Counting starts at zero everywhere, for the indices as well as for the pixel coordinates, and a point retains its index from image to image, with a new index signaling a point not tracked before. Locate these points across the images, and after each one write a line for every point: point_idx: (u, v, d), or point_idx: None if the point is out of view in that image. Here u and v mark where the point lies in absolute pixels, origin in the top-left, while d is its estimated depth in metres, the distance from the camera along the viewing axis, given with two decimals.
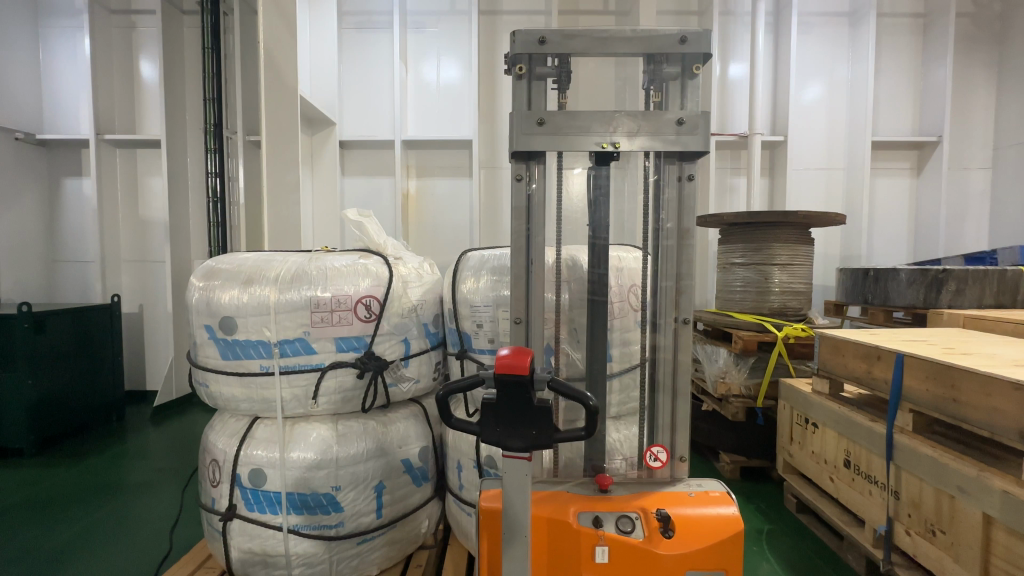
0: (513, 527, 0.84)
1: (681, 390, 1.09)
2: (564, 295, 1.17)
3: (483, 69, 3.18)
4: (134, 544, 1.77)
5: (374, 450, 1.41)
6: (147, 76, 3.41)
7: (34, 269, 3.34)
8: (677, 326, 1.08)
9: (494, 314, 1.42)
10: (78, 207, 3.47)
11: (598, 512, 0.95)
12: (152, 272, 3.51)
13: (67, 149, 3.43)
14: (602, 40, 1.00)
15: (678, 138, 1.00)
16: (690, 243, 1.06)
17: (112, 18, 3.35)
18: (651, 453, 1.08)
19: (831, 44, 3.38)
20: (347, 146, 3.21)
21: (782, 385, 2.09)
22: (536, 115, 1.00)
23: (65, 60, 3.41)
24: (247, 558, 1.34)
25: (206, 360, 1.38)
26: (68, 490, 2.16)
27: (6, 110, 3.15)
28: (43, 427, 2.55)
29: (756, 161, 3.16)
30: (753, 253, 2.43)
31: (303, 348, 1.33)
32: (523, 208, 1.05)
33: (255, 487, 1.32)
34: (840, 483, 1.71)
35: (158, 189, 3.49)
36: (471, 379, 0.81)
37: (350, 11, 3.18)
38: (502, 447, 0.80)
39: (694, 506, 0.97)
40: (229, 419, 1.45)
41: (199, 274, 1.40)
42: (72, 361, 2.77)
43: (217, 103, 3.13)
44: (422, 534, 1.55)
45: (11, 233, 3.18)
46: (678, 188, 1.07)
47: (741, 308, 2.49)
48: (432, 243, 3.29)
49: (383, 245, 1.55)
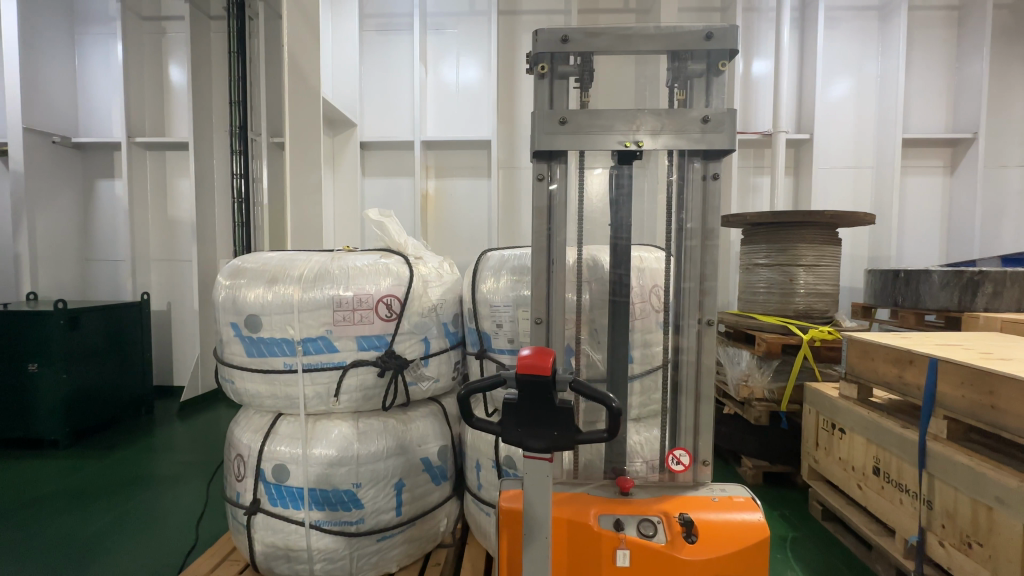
0: (535, 528, 0.83)
1: (705, 392, 1.07)
2: (584, 295, 1.15)
3: (502, 69, 3.19)
4: (161, 536, 1.82)
5: (394, 447, 1.42)
6: (177, 79, 3.52)
7: (69, 267, 3.47)
8: (701, 328, 1.06)
9: (514, 314, 1.42)
10: (110, 207, 3.60)
11: (619, 515, 0.95)
12: (180, 271, 3.61)
13: (101, 151, 3.56)
14: (625, 38, 1.00)
15: (703, 137, 0.98)
16: (714, 244, 1.04)
17: (143, 24, 3.46)
18: (673, 457, 1.06)
19: (860, 39, 3.29)
20: (368, 147, 3.25)
21: (807, 389, 2.04)
22: (559, 114, 0.99)
23: (99, 65, 3.54)
24: (270, 551, 1.36)
25: (231, 357, 1.41)
26: (99, 482, 2.23)
27: (45, 114, 3.28)
28: (76, 419, 2.65)
29: (780, 160, 3.09)
30: (778, 254, 2.38)
31: (325, 346, 1.35)
32: (544, 208, 1.04)
33: (278, 482, 1.35)
34: (868, 490, 1.66)
35: (185, 190, 3.59)
36: (493, 379, 0.80)
37: (370, 13, 3.22)
38: (523, 447, 0.79)
39: (718, 511, 0.95)
40: (253, 415, 1.47)
41: (226, 273, 1.43)
42: (104, 356, 2.86)
43: (242, 106, 3.21)
44: (441, 533, 1.56)
45: (49, 233, 3.32)
46: (702, 187, 1.04)
47: (765, 310, 2.44)
48: (450, 243, 3.31)
49: (403, 245, 1.56)
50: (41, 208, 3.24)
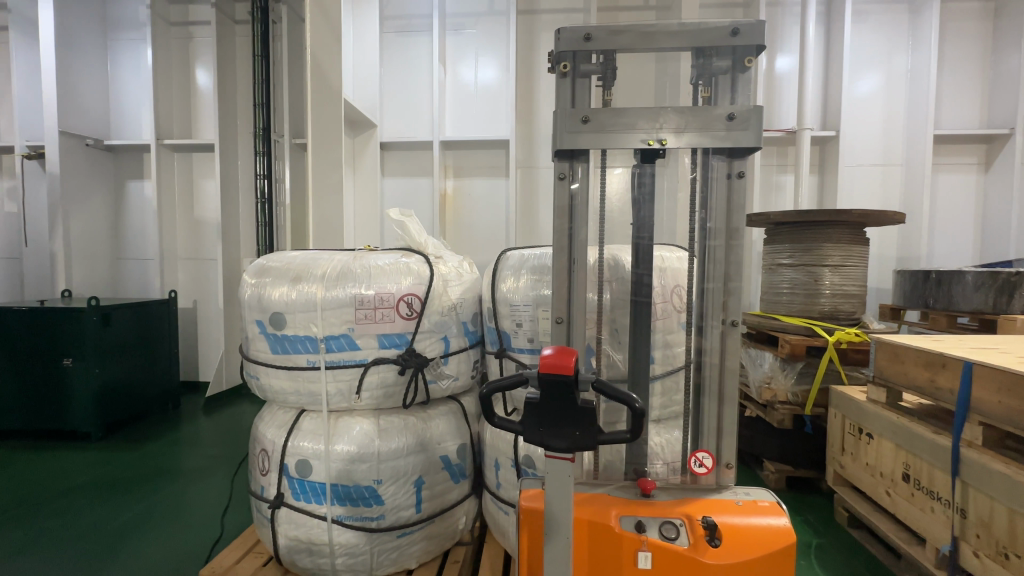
0: (556, 528, 0.83)
1: (729, 394, 1.05)
2: (605, 295, 1.14)
3: (521, 68, 3.19)
4: (188, 527, 1.87)
5: (414, 444, 1.44)
6: (203, 83, 3.61)
7: (101, 265, 3.59)
8: (725, 329, 1.04)
9: (534, 313, 1.41)
10: (140, 207, 3.71)
11: (640, 516, 0.94)
12: (206, 270, 3.71)
13: (131, 153, 3.68)
14: (649, 35, 0.99)
15: (729, 134, 0.97)
16: (739, 243, 1.02)
17: (171, 29, 3.56)
18: (696, 458, 1.06)
19: (889, 32, 3.19)
20: (388, 148, 3.28)
21: (833, 392, 1.99)
22: (581, 113, 0.98)
23: (130, 70, 3.65)
24: (293, 545, 1.39)
25: (257, 354, 1.44)
26: (129, 474, 2.30)
27: (79, 117, 3.39)
28: (107, 412, 2.74)
29: (805, 157, 3.02)
30: (802, 254, 2.33)
31: (347, 344, 1.37)
32: (565, 208, 1.04)
33: (301, 476, 1.37)
34: (897, 498, 1.61)
35: (211, 190, 3.68)
36: (514, 378, 0.81)
37: (391, 15, 3.25)
38: (545, 447, 0.79)
39: (742, 515, 0.93)
40: (277, 411, 1.50)
41: (251, 271, 1.46)
42: (134, 352, 2.95)
43: (266, 108, 3.28)
44: (459, 531, 1.56)
45: (83, 233, 3.44)
46: (727, 185, 1.02)
47: (789, 311, 2.39)
48: (468, 242, 3.33)
49: (424, 244, 1.57)
50: (75, 208, 3.36)
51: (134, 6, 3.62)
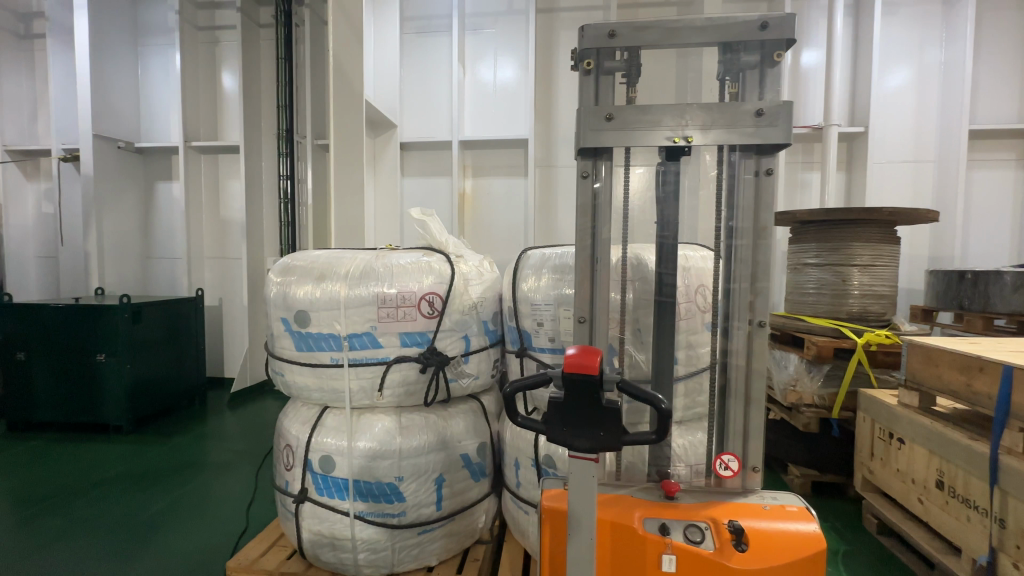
0: (579, 528, 0.82)
1: (755, 396, 1.03)
2: (628, 295, 1.13)
3: (540, 66, 3.18)
4: (215, 520, 1.91)
5: (435, 442, 1.45)
6: (229, 86, 3.70)
7: (132, 264, 3.70)
8: (752, 330, 1.02)
9: (556, 313, 1.41)
10: (169, 208, 3.82)
11: (664, 519, 0.93)
12: (231, 269, 3.80)
13: (161, 155, 3.78)
14: (675, 30, 0.97)
15: (758, 130, 0.95)
16: (767, 243, 0.99)
17: (199, 34, 3.65)
18: (720, 461, 1.04)
19: (922, 24, 3.09)
20: (407, 148, 3.31)
21: (861, 396, 1.94)
22: (605, 110, 0.98)
23: (160, 74, 3.76)
24: (316, 539, 1.41)
25: (282, 351, 1.47)
26: (159, 466, 2.37)
27: (112, 121, 3.51)
28: (137, 407, 2.82)
29: (832, 155, 2.95)
30: (829, 254, 2.26)
31: (370, 342, 1.39)
32: (588, 207, 1.03)
33: (325, 472, 1.39)
34: (930, 505, 1.56)
35: (236, 191, 3.77)
36: (538, 377, 0.80)
37: (410, 16, 3.28)
38: (569, 447, 0.79)
39: (771, 520, 0.91)
40: (301, 408, 1.53)
41: (277, 270, 1.48)
42: (162, 348, 3.04)
43: (289, 109, 3.34)
44: (479, 529, 1.57)
45: (115, 233, 3.55)
46: (754, 183, 1.00)
47: (815, 312, 2.33)
48: (486, 242, 3.33)
49: (445, 243, 1.58)
50: (108, 209, 3.47)
51: (164, 12, 3.72)
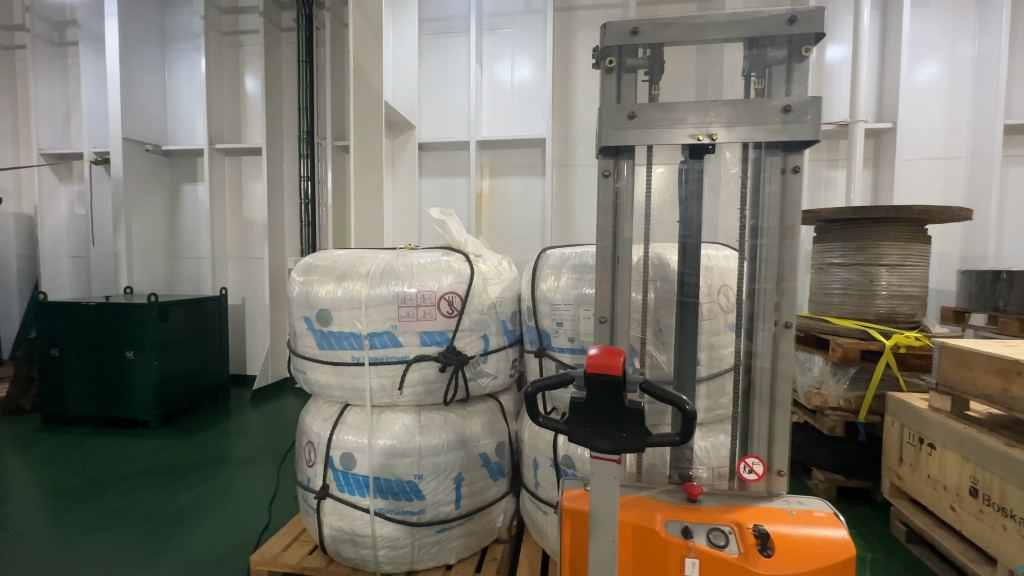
0: (601, 529, 0.82)
1: (781, 399, 1.01)
2: (649, 295, 1.12)
3: (558, 65, 3.16)
4: (239, 514, 1.96)
5: (454, 441, 1.45)
6: (252, 89, 3.77)
7: (159, 264, 3.81)
8: (778, 330, 1.00)
9: (575, 313, 1.40)
10: (194, 209, 3.92)
11: (687, 522, 0.91)
12: (254, 269, 3.87)
13: (186, 157, 3.88)
14: (699, 26, 0.96)
15: (784, 127, 0.93)
16: (794, 242, 0.97)
17: (223, 39, 3.73)
18: (745, 464, 1.03)
19: (954, 16, 2.98)
20: (425, 148, 3.34)
21: (890, 399, 1.89)
22: (627, 108, 0.97)
23: (186, 79, 3.86)
24: (337, 535, 1.43)
25: (304, 349, 1.49)
26: (185, 461, 2.43)
27: (140, 125, 3.61)
28: (164, 402, 2.90)
29: (859, 152, 2.87)
30: (856, 253, 2.21)
31: (390, 341, 1.40)
32: (610, 206, 1.02)
33: (345, 469, 1.41)
34: (963, 513, 1.51)
35: (258, 192, 3.85)
36: (560, 377, 0.80)
37: (429, 18, 3.30)
38: (591, 448, 0.78)
39: (797, 525, 0.89)
40: (322, 405, 1.55)
41: (299, 269, 1.50)
42: (188, 346, 3.11)
43: (310, 112, 3.40)
44: (497, 528, 1.57)
45: (144, 233, 3.66)
46: (780, 181, 0.98)
47: (841, 314, 2.27)
48: (503, 242, 3.34)
49: (464, 243, 1.59)
50: (137, 210, 3.58)
51: (190, 17, 3.82)
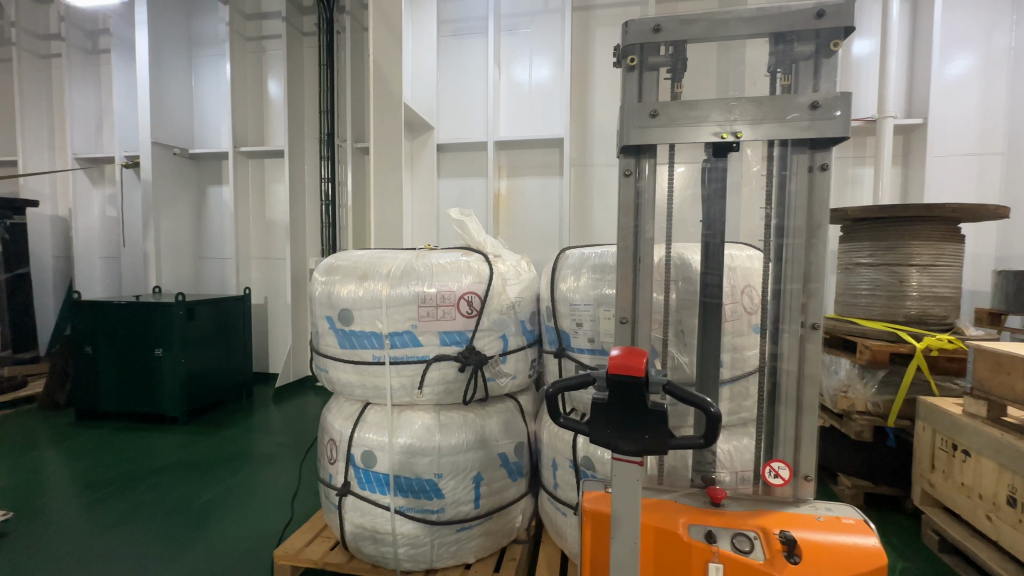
0: (624, 532, 0.81)
1: (808, 402, 0.99)
2: (671, 296, 1.11)
3: (576, 65, 3.15)
4: (263, 509, 2.00)
5: (473, 441, 1.46)
6: (274, 93, 3.85)
7: (186, 264, 3.91)
8: (805, 332, 0.98)
9: (595, 313, 1.39)
10: (219, 210, 4.02)
11: (710, 526, 0.90)
12: (276, 269, 3.95)
13: (212, 160, 3.98)
14: (723, 22, 0.94)
15: (813, 124, 0.91)
16: (821, 242, 0.95)
17: (247, 44, 3.81)
18: (771, 468, 1.00)
19: (989, 6, 2.88)
20: (444, 150, 3.36)
21: (920, 404, 1.83)
22: (649, 107, 0.96)
23: (211, 83, 3.95)
24: (358, 532, 1.44)
25: (326, 347, 1.51)
26: (211, 456, 2.50)
27: (168, 129, 3.72)
28: (191, 399, 2.98)
29: (887, 148, 2.79)
30: (884, 253, 2.14)
31: (410, 340, 1.41)
32: (631, 205, 1.01)
33: (366, 467, 1.43)
34: (1000, 523, 1.45)
35: (281, 193, 3.92)
36: (582, 377, 0.80)
37: (447, 19, 3.32)
38: (613, 449, 0.77)
39: (826, 532, 0.87)
40: (344, 403, 1.57)
41: (321, 269, 1.53)
42: (213, 344, 3.19)
43: (330, 114, 3.46)
44: (516, 529, 1.57)
45: (171, 234, 3.76)
46: (807, 179, 0.96)
47: (869, 315, 2.21)
48: (520, 242, 3.34)
49: (482, 243, 1.59)
50: (165, 212, 3.68)
51: (215, 24, 3.92)
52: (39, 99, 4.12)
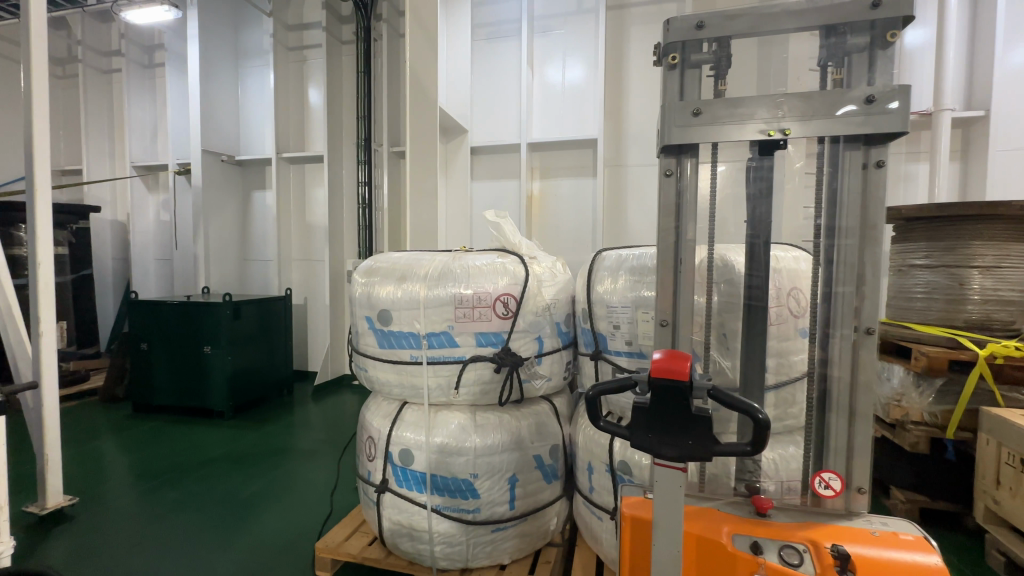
0: (666, 537, 0.80)
1: (861, 410, 0.95)
2: (713, 299, 1.08)
3: (610, 64, 3.12)
4: (304, 503, 2.07)
5: (509, 442, 1.46)
6: (315, 101, 3.98)
7: (232, 266, 4.10)
8: (858, 337, 0.93)
9: (633, 315, 1.37)
10: (262, 214, 4.19)
11: (756, 537, 0.87)
12: (316, 270, 4.08)
13: (256, 166, 4.16)
14: (769, 16, 0.92)
15: (867, 119, 0.87)
16: (877, 242, 0.90)
17: (289, 54, 3.96)
18: (821, 479, 0.96)
19: None
20: (478, 152, 3.39)
21: (983, 415, 1.71)
22: (692, 105, 0.94)
23: (255, 92, 4.12)
24: (396, 529, 1.47)
25: (365, 347, 1.55)
26: (255, 450, 2.60)
27: (216, 138, 3.90)
28: (236, 395, 3.12)
29: (945, 143, 2.63)
30: (943, 254, 2.02)
31: (447, 341, 1.43)
32: (672, 206, 1.00)
33: (404, 465, 1.45)
34: None
35: (320, 197, 4.05)
36: (623, 381, 0.78)
37: (481, 24, 3.36)
38: (654, 455, 0.76)
39: (882, 547, 0.82)
40: (381, 402, 1.60)
41: (360, 271, 1.57)
42: (257, 342, 3.33)
43: (368, 120, 3.55)
44: (551, 532, 1.56)
45: (219, 237, 3.95)
46: (862, 177, 0.91)
47: (925, 320, 2.09)
48: (553, 243, 3.33)
49: (518, 245, 1.60)
50: (213, 216, 3.87)
51: (260, 35, 4.08)
52: (102, 111, 4.41)
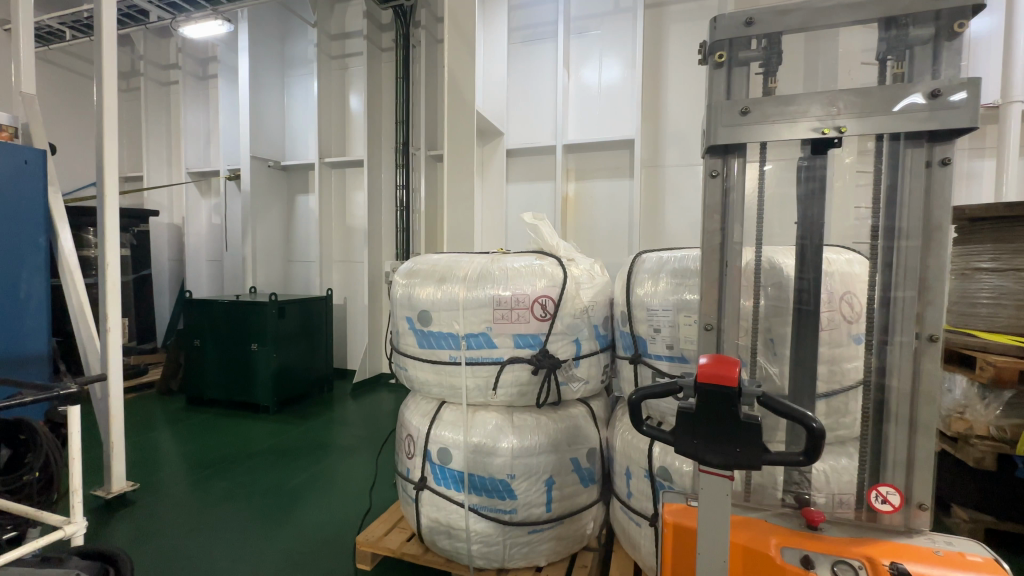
0: (711, 546, 0.78)
1: (924, 422, 0.89)
2: (760, 303, 1.05)
3: (648, 63, 3.07)
4: (344, 497, 2.13)
5: (546, 444, 1.46)
6: (355, 107, 4.11)
7: (277, 266, 4.27)
8: (919, 344, 0.88)
9: (674, 319, 1.34)
10: (305, 217, 4.35)
11: (807, 551, 0.83)
12: (355, 271, 4.21)
13: (300, 171, 4.33)
14: (823, 10, 0.89)
15: (932, 115, 0.82)
16: (940, 244, 0.86)
17: (333, 62, 4.10)
18: (877, 493, 0.91)
19: None
20: (513, 155, 3.41)
21: None
22: (739, 104, 0.91)
23: (300, 99, 4.28)
24: (433, 526, 1.50)
25: (405, 347, 1.58)
26: (297, 445, 2.70)
27: (264, 144, 4.09)
28: (280, 391, 3.25)
29: (1014, 137, 2.45)
30: (1011, 257, 1.88)
31: (485, 342, 1.45)
32: (717, 207, 0.97)
33: (442, 463, 1.48)
34: None
35: (360, 201, 4.17)
36: (667, 386, 0.77)
37: (517, 27, 3.38)
38: (700, 462, 0.74)
39: (947, 568, 0.77)
40: (420, 401, 1.64)
41: (401, 272, 1.60)
42: (300, 341, 3.46)
43: (406, 123, 3.64)
44: (588, 536, 1.55)
45: (265, 239, 4.13)
46: (925, 176, 0.87)
47: (991, 327, 1.95)
48: (589, 245, 3.31)
49: (555, 246, 1.60)
50: (260, 219, 4.05)
51: (305, 45, 4.24)
52: (161, 121, 4.70)
